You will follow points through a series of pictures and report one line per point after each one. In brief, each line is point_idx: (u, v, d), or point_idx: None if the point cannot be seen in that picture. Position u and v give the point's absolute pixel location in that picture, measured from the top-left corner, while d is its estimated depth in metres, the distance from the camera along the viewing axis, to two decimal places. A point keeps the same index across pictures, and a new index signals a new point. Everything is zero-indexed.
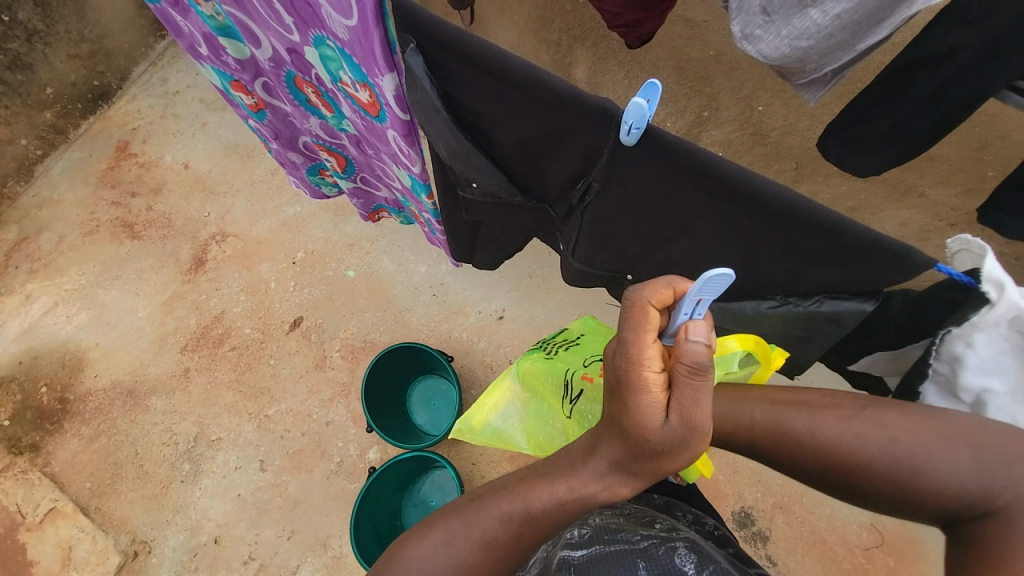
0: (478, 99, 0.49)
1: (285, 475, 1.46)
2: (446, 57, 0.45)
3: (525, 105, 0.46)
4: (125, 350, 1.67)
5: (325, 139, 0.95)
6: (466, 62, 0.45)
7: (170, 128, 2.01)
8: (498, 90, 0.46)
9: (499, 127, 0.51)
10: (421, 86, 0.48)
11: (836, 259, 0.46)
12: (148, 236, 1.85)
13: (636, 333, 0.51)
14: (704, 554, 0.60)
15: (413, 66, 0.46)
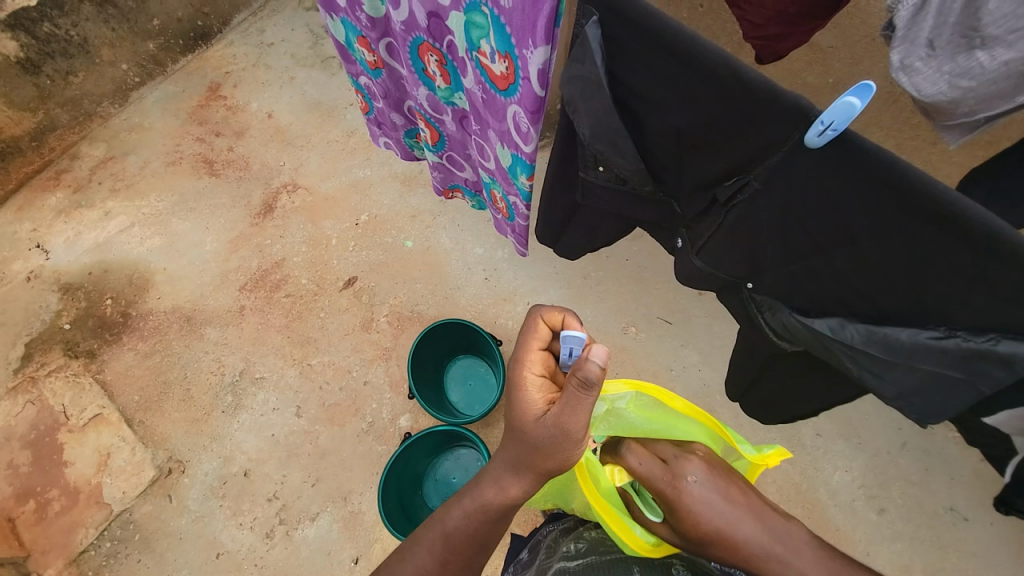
0: (645, 81, 0.51)
1: (318, 425, 1.50)
2: (623, 33, 0.48)
3: (696, 87, 0.47)
4: (187, 279, 1.75)
5: (426, 111, 0.94)
6: (646, 40, 0.47)
7: (260, 77, 2.09)
8: (672, 71, 0.48)
9: (657, 110, 0.53)
10: (591, 60, 0.52)
11: (1021, 294, 0.43)
12: (224, 175, 1.93)
13: (528, 337, 0.71)
14: (694, 572, 0.76)
15: (590, 38, 0.51)
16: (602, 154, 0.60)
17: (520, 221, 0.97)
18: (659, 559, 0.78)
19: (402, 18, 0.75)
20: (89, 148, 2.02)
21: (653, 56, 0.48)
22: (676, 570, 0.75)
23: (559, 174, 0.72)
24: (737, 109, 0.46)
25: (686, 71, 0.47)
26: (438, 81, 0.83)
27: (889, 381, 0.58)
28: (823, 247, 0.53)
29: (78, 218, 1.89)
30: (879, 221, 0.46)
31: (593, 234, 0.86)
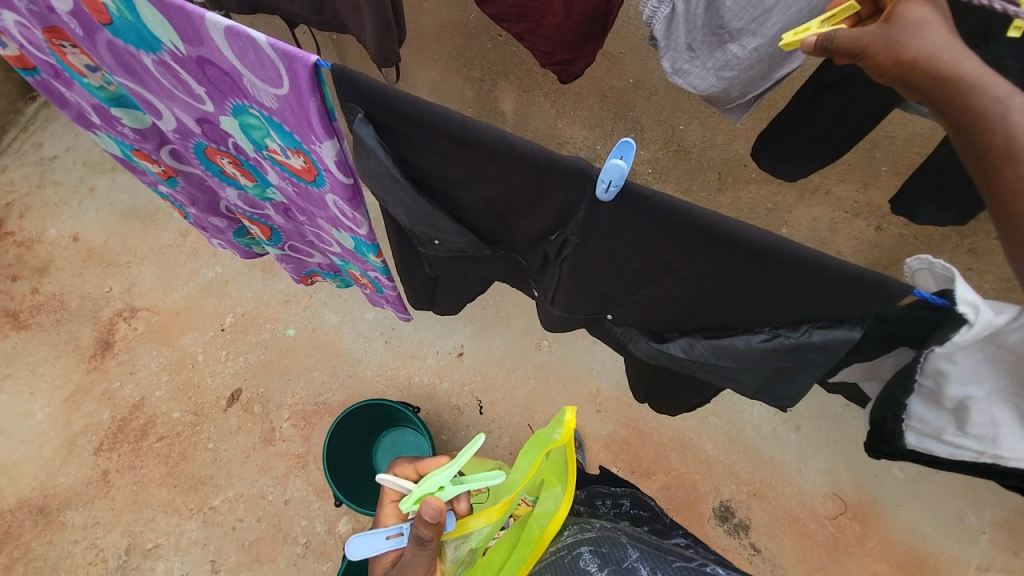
0: (435, 162, 0.50)
1: (244, 572, 1.29)
2: (398, 124, 0.46)
3: (484, 163, 0.47)
4: (22, 464, 1.40)
5: (246, 209, 0.83)
6: (425, 128, 0.45)
7: (50, 197, 1.76)
8: (460, 154, 0.47)
9: (458, 185, 0.52)
10: (374, 155, 0.50)
11: (814, 293, 0.48)
12: (35, 324, 1.59)
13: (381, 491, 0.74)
14: (605, 551, 0.73)
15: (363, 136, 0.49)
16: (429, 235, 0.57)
17: (389, 292, 0.92)
18: (570, 551, 0.75)
19: (172, 127, 0.65)
20: None
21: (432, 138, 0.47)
22: (585, 557, 0.72)
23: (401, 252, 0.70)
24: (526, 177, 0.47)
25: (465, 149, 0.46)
26: (243, 180, 0.73)
27: (744, 380, 0.62)
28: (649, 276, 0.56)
29: None
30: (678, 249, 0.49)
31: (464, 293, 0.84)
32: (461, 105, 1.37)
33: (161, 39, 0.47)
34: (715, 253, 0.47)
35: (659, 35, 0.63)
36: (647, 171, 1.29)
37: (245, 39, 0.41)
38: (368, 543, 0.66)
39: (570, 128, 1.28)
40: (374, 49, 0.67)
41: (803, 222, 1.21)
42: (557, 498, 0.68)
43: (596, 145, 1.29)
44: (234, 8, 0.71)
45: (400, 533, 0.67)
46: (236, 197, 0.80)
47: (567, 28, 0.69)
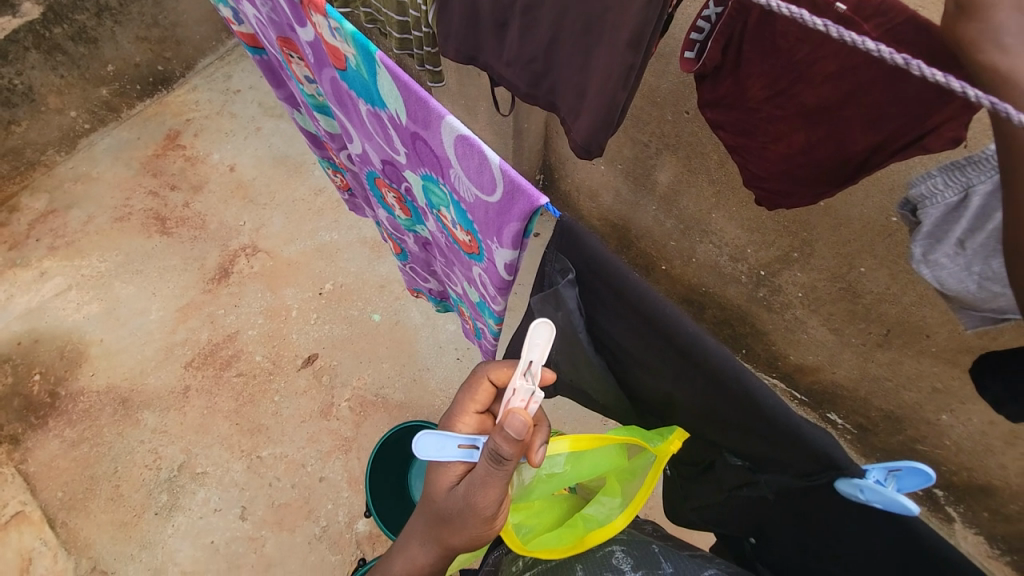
0: (613, 325, 0.65)
1: (264, 530, 1.35)
2: (599, 288, 0.61)
3: (650, 344, 0.61)
4: (129, 353, 1.58)
5: (390, 229, 0.84)
6: (625, 306, 0.59)
7: (224, 126, 1.97)
8: (637, 327, 0.60)
9: (619, 337, 0.66)
10: (565, 307, 0.65)
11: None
12: (178, 234, 1.79)
13: (465, 396, 0.66)
14: (640, 555, 0.71)
15: (565, 292, 0.64)
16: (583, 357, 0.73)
17: (489, 343, 0.91)
18: (602, 547, 0.72)
19: (358, 152, 0.66)
20: (28, 198, 1.84)
21: (615, 305, 0.61)
22: (618, 558, 0.70)
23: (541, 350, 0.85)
24: (675, 351, 0.57)
25: (633, 316, 0.59)
26: (398, 212, 0.73)
27: None
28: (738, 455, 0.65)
29: (8, 278, 1.71)
30: (770, 445, 0.57)
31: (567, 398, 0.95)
32: (613, 159, 1.31)
33: (386, 104, 0.46)
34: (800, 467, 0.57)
35: (926, 218, 0.57)
36: (797, 294, 1.13)
37: (476, 149, 0.39)
38: (438, 446, 0.59)
39: (723, 223, 1.16)
40: (581, 138, 0.69)
41: (974, 419, 1.00)
42: (613, 509, 0.74)
43: (746, 248, 1.16)
44: (451, 54, 0.77)
45: (473, 446, 0.61)
46: (385, 217, 0.81)
47: (799, 163, 0.65)
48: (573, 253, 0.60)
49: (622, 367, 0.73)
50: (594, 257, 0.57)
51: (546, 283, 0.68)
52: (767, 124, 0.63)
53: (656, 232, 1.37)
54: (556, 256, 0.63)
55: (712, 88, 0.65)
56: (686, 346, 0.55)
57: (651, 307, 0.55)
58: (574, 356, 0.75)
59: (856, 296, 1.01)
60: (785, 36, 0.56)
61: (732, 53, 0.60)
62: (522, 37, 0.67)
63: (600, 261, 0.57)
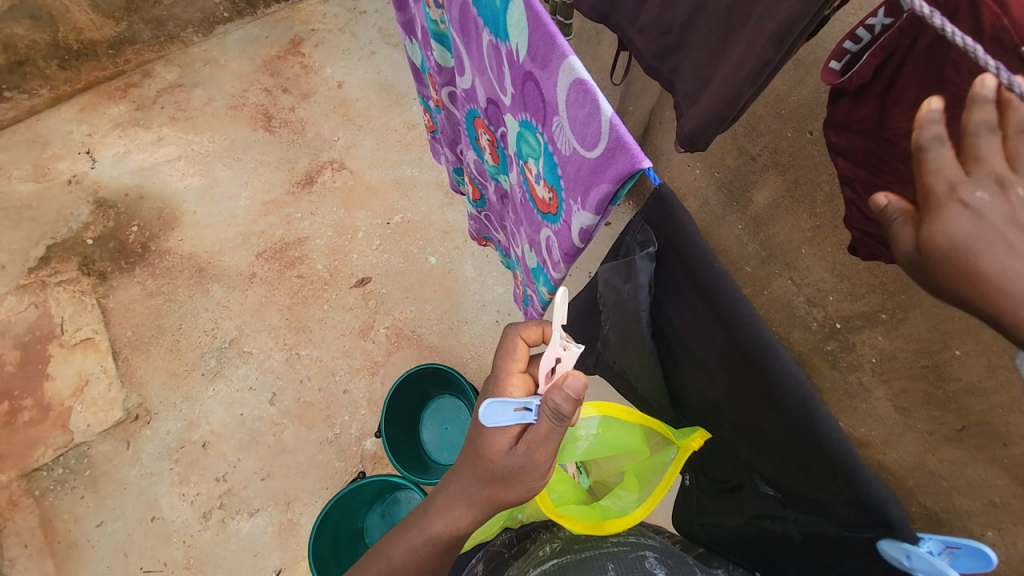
0: (679, 313, 0.62)
1: (286, 419, 1.47)
2: (677, 270, 0.58)
3: (715, 342, 0.58)
4: (213, 229, 1.73)
5: (473, 174, 0.85)
6: (701, 296, 0.56)
7: (342, 44, 2.05)
8: (706, 321, 0.57)
9: (681, 327, 0.63)
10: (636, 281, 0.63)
11: None
12: (278, 134, 1.90)
13: (507, 359, 0.67)
14: (672, 564, 0.70)
15: (640, 266, 0.61)
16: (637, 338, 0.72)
17: (533, 310, 0.91)
18: (634, 551, 0.72)
19: (465, 88, 0.66)
20: (161, 68, 2.00)
21: (688, 293, 0.58)
22: (650, 562, 0.70)
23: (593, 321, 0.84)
24: (739, 356, 0.54)
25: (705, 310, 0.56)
26: (487, 156, 0.73)
27: None
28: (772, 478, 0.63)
29: (131, 135, 1.89)
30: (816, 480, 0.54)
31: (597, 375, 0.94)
32: (712, 165, 1.23)
33: (510, 38, 0.45)
34: (840, 512, 0.53)
35: None
36: (870, 358, 1.03)
37: (590, 98, 0.37)
38: (496, 414, 0.61)
39: (811, 262, 1.07)
40: (689, 127, 0.66)
41: None
42: (632, 502, 0.79)
43: (828, 295, 1.07)
44: (585, 12, 0.75)
45: (527, 408, 0.62)
46: (471, 161, 0.81)
47: (918, 211, 0.58)
48: (660, 226, 0.57)
49: (674, 361, 0.70)
50: (684, 237, 0.54)
51: (622, 253, 0.66)
52: (899, 161, 0.58)
53: (734, 252, 1.29)
54: (641, 228, 0.60)
55: (849, 108, 0.61)
56: (754, 354, 0.51)
57: (730, 305, 0.52)
58: (628, 335, 0.74)
59: (939, 379, 0.91)
60: (954, 67, 0.50)
61: (884, 74, 0.56)
62: (663, 4, 0.64)
63: (688, 243, 0.54)
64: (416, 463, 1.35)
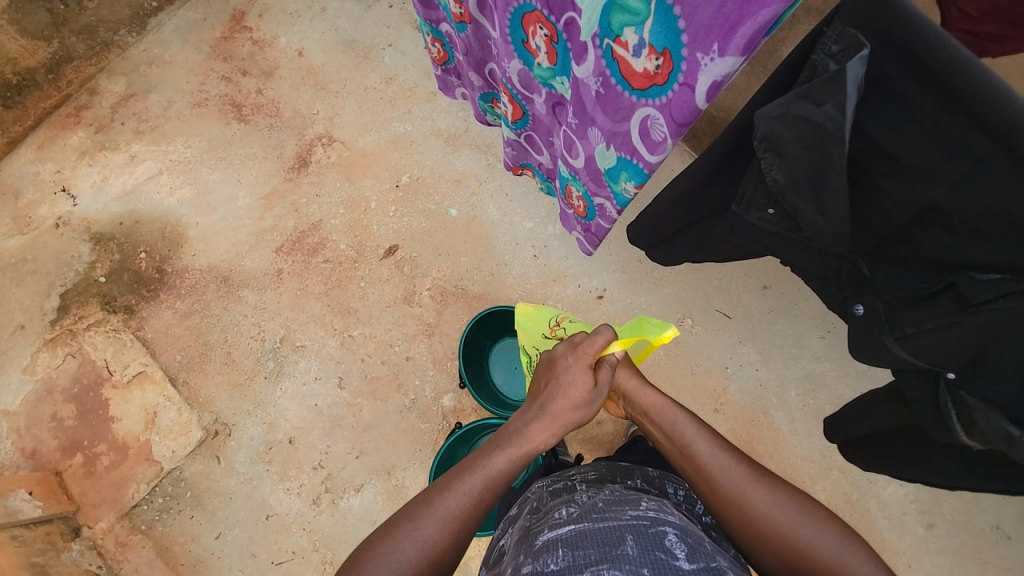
0: (887, 130, 0.51)
1: (360, 398, 1.49)
2: (898, 65, 0.46)
3: (950, 131, 0.47)
4: (223, 236, 1.66)
5: (514, 88, 0.80)
6: (932, 82, 0.45)
7: (288, 7, 1.87)
8: (939, 110, 0.46)
9: (882, 140, 0.52)
10: (831, 102, 0.49)
11: None
12: (254, 122, 1.78)
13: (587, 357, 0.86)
14: (693, 545, 0.62)
15: (850, 73, 0.47)
16: (798, 209, 0.59)
17: (603, 222, 0.87)
18: (653, 526, 0.64)
19: None
20: (106, 81, 1.83)
21: (913, 89, 0.47)
22: (671, 541, 0.62)
23: (710, 188, 0.71)
24: (976, 134, 0.45)
25: (938, 102, 0.46)
26: (540, 59, 0.70)
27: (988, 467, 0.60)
28: (978, 281, 0.53)
29: (102, 161, 1.77)
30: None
31: (696, 247, 0.88)
32: None
33: None
34: None
35: None
36: None
37: None
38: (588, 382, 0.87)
39: None
40: None
41: None
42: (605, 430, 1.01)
43: None
44: None
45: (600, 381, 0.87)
46: (513, 72, 0.75)
47: None
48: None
49: (871, 195, 0.58)
50: (914, 23, 0.43)
51: (801, 80, 0.52)
52: None
53: None
54: (839, 35, 0.47)
55: None
56: (1009, 120, 0.41)
57: (982, 82, 0.41)
58: (783, 204, 0.61)
59: None
60: None
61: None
62: None
63: (920, 32, 0.43)
64: (497, 403, 1.42)
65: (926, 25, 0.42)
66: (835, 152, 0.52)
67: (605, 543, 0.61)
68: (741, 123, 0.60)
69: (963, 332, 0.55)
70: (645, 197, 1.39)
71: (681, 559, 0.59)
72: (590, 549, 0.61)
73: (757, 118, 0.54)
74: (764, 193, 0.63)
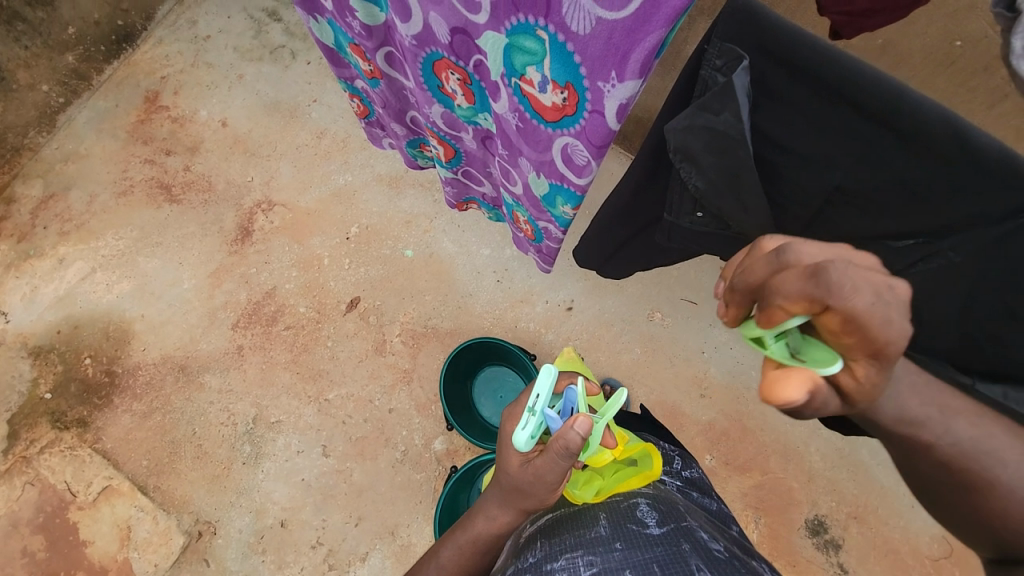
0: (777, 125, 0.56)
1: (349, 462, 1.43)
2: (775, 71, 0.52)
3: (831, 115, 0.52)
4: (174, 324, 1.58)
5: (443, 130, 0.80)
6: (805, 79, 0.50)
7: (203, 79, 1.83)
8: (818, 98, 0.51)
9: (775, 135, 0.57)
10: (728, 110, 0.53)
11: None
12: (187, 200, 1.72)
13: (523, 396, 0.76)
14: (665, 511, 0.69)
15: (737, 83, 0.52)
16: (718, 206, 0.62)
17: (552, 243, 0.88)
18: (627, 500, 0.72)
19: (413, 34, 0.62)
20: (21, 187, 1.74)
21: (795, 87, 0.51)
22: (642, 510, 0.69)
23: (636, 209, 0.74)
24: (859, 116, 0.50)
25: (818, 97, 0.51)
26: (459, 101, 0.70)
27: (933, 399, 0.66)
28: (897, 245, 0.59)
29: (28, 271, 1.66)
30: (958, 198, 0.51)
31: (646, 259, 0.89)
32: None
33: None
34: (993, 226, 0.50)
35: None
36: None
37: None
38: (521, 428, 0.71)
39: None
40: None
41: None
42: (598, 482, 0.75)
43: None
44: None
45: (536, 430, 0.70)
46: (436, 116, 0.76)
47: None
48: (735, 9, 0.49)
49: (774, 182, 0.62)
50: (775, 28, 0.48)
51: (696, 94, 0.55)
52: None
53: None
54: (719, 50, 0.52)
55: None
56: (887, 100, 0.47)
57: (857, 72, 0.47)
58: (709, 206, 0.63)
59: None
60: None
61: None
62: None
63: (787, 36, 0.48)
64: (493, 437, 1.40)
65: (790, 29, 0.48)
66: (744, 151, 0.56)
67: (579, 527, 0.68)
68: (652, 140, 0.62)
69: (901, 291, 0.60)
70: (591, 206, 1.42)
71: (652, 525, 0.66)
72: (566, 534, 0.68)
73: (666, 134, 0.57)
74: (690, 199, 0.65)
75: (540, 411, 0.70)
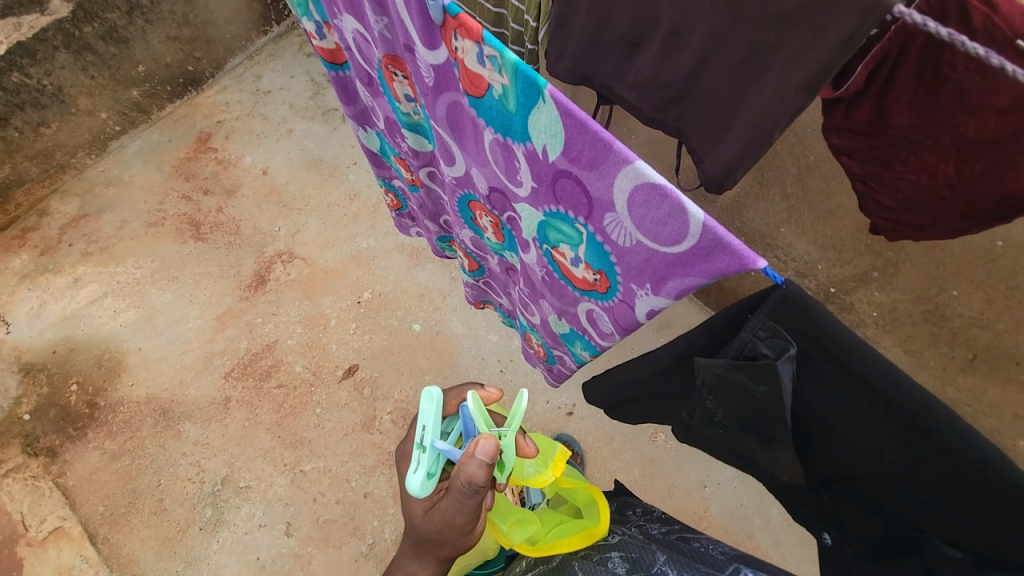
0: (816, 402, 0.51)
1: (310, 547, 1.33)
2: (824, 363, 0.47)
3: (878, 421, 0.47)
4: (168, 363, 1.55)
5: (471, 247, 0.80)
6: (853, 380, 0.46)
7: (255, 128, 1.93)
8: (863, 403, 0.47)
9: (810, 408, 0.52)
10: (769, 385, 0.49)
11: None
12: (212, 240, 1.75)
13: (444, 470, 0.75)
14: (634, 560, 0.77)
15: (782, 369, 0.47)
16: (742, 449, 0.58)
17: (564, 369, 0.85)
18: (602, 552, 0.81)
19: (454, 175, 0.62)
20: (58, 202, 1.81)
21: (841, 383, 0.47)
22: (612, 561, 0.78)
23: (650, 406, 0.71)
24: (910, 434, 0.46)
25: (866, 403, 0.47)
26: (489, 234, 0.70)
27: None
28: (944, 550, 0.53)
29: (42, 285, 1.68)
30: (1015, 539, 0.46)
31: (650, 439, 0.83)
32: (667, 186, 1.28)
33: (530, 137, 0.42)
34: None
35: None
36: (871, 315, 1.08)
37: (668, 201, 0.36)
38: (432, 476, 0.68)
39: (795, 238, 1.08)
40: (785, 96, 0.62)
41: None
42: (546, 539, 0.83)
43: (818, 264, 1.09)
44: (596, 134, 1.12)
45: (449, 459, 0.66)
46: (466, 236, 0.77)
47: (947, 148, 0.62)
48: (791, 300, 0.45)
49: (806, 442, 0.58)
50: (828, 330, 0.44)
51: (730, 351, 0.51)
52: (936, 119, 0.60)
53: None
54: (764, 324, 0.48)
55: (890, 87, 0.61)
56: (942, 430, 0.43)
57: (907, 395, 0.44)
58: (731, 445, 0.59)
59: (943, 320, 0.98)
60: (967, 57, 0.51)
61: (882, 74, 0.50)
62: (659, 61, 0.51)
63: (838, 338, 0.45)
64: None
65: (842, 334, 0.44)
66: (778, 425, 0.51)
67: None
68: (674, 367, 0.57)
69: None
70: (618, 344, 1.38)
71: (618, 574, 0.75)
72: None
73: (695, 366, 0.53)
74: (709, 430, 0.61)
75: (430, 446, 0.64)
